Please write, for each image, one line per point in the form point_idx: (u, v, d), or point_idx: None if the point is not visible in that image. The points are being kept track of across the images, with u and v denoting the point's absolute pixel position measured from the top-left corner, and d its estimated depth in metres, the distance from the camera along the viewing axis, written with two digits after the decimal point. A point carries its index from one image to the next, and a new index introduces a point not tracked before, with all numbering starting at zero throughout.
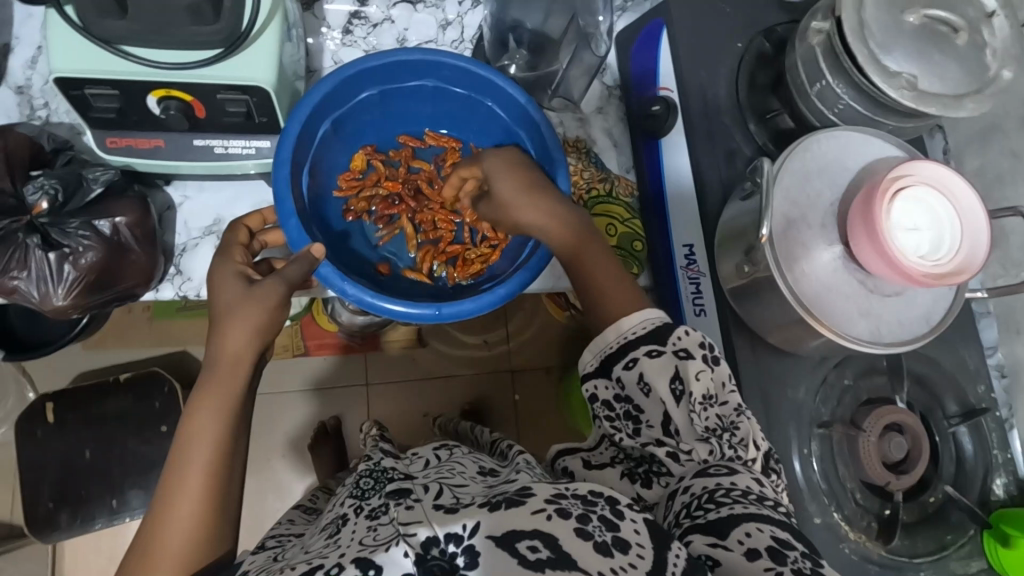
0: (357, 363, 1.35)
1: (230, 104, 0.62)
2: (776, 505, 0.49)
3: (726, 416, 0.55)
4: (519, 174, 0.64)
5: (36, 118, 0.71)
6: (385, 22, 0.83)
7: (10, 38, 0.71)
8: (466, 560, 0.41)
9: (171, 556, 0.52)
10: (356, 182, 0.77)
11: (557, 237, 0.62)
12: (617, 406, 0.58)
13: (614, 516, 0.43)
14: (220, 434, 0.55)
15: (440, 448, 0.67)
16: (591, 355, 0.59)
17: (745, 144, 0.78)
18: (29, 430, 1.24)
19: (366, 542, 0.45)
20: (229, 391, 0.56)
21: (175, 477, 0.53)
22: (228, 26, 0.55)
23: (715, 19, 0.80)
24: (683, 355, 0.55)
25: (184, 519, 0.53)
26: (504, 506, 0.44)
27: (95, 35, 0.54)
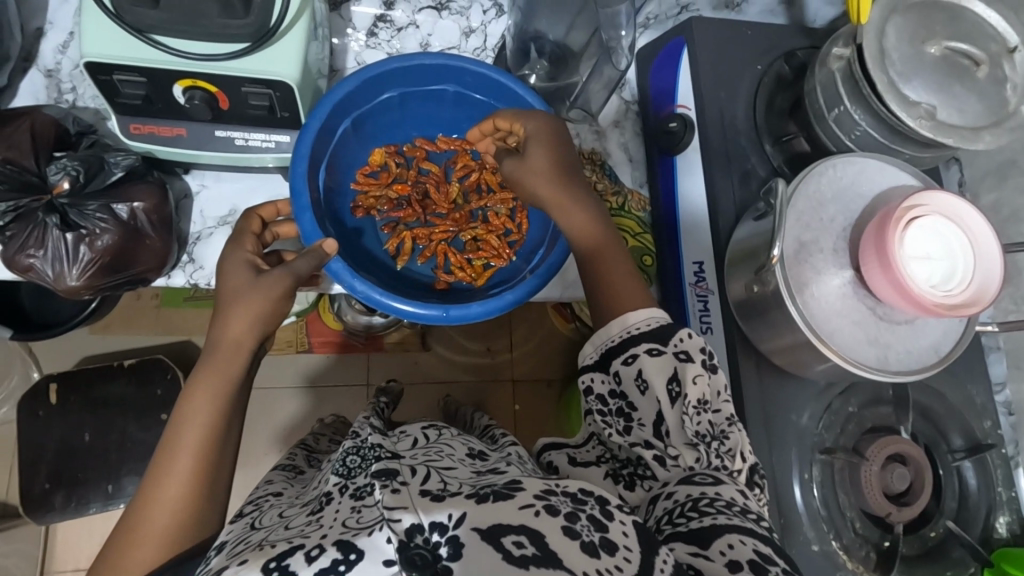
0: (358, 360, 1.36)
1: (253, 97, 0.62)
2: (758, 518, 0.49)
3: (717, 424, 0.55)
4: (552, 148, 0.62)
5: (63, 102, 0.73)
6: (410, 26, 0.84)
7: (44, 22, 0.73)
8: (450, 551, 0.41)
9: (159, 533, 0.53)
10: (372, 179, 0.77)
11: (577, 227, 0.62)
12: (611, 401, 0.58)
13: (603, 517, 0.44)
14: (214, 415, 0.56)
15: (427, 429, 0.68)
16: (592, 347, 0.60)
17: (761, 165, 0.78)
18: (31, 410, 1.25)
19: (349, 524, 0.46)
20: (225, 375, 0.57)
21: (166, 457, 0.54)
22: (257, 20, 0.56)
23: (736, 40, 0.81)
24: (682, 357, 0.56)
25: (173, 496, 0.53)
26: (490, 499, 0.44)
27: (127, 22, 0.55)
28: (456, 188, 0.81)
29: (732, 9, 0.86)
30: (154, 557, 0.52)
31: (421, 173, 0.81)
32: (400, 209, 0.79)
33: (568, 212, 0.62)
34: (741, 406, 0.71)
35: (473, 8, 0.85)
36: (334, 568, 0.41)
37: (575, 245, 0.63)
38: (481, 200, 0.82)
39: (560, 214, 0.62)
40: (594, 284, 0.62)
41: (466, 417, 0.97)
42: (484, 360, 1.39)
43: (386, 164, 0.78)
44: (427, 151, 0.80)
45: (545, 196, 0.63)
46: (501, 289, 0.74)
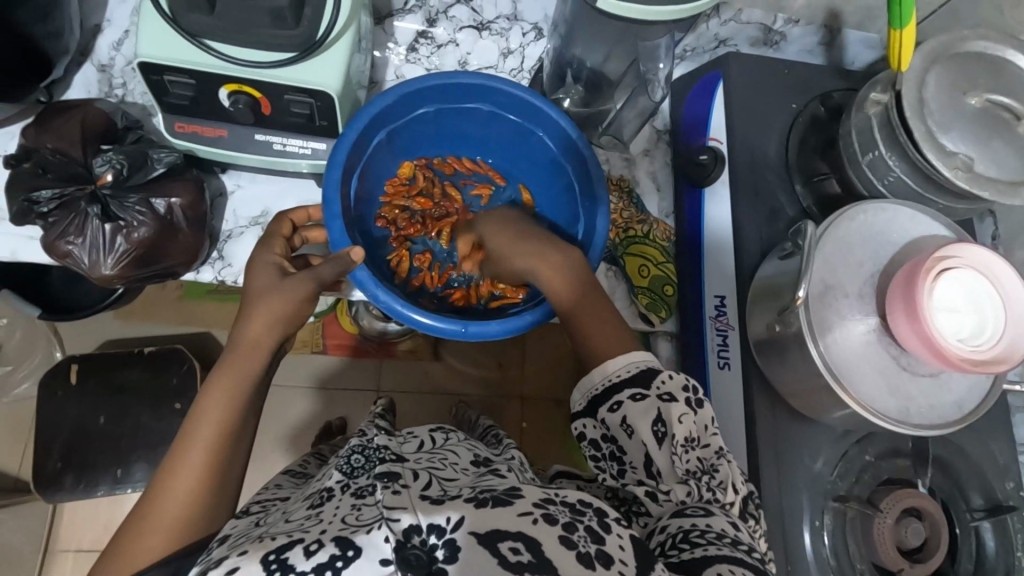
0: (370, 363, 1.37)
1: (295, 105, 0.64)
2: (749, 549, 0.49)
3: (706, 459, 0.55)
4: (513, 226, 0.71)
5: (113, 96, 0.76)
6: (450, 44, 0.86)
7: (102, 19, 0.76)
8: (446, 553, 0.41)
9: (168, 524, 0.53)
10: (400, 190, 0.79)
11: (546, 279, 0.62)
12: (604, 446, 0.58)
13: (601, 529, 0.45)
14: (228, 412, 0.57)
15: (435, 430, 0.70)
16: (580, 394, 0.59)
17: (790, 204, 0.78)
18: (52, 389, 1.28)
19: (348, 520, 0.46)
20: (243, 371, 0.58)
21: (182, 448, 0.55)
22: (305, 32, 0.59)
23: (771, 78, 0.81)
24: (666, 398, 0.55)
25: (184, 488, 0.54)
26: (490, 504, 0.45)
27: (182, 27, 0.57)
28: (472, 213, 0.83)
29: (771, 47, 0.86)
30: (162, 549, 0.53)
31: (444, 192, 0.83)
32: (416, 224, 0.80)
33: (550, 273, 0.62)
34: (754, 445, 0.70)
35: (513, 31, 0.87)
36: (330, 564, 0.41)
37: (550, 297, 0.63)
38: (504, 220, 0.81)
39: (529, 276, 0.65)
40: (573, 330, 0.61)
41: (472, 422, 0.98)
42: (493, 375, 1.39)
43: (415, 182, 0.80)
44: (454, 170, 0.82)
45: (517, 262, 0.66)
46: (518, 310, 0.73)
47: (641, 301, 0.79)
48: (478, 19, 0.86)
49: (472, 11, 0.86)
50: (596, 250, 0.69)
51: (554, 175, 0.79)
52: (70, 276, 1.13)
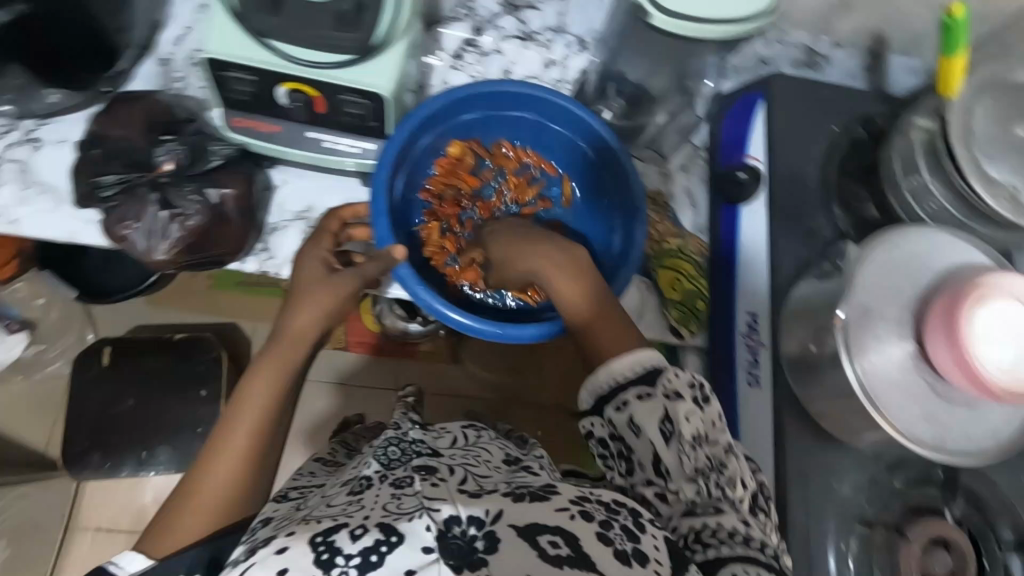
0: (390, 363, 1.39)
1: (349, 105, 0.66)
2: (761, 546, 0.51)
3: (716, 457, 0.53)
4: (510, 235, 0.69)
5: (172, 89, 0.79)
6: (495, 52, 0.88)
7: (166, 15, 0.80)
8: (485, 544, 0.44)
9: (209, 504, 0.57)
10: (449, 170, 0.77)
11: (569, 300, 0.60)
12: (612, 445, 0.58)
13: (636, 529, 0.46)
14: (266, 403, 0.60)
15: (468, 429, 0.73)
16: (587, 394, 0.58)
17: (827, 225, 0.78)
18: (86, 371, 1.34)
19: (389, 508, 0.49)
20: (286, 363, 0.62)
21: (225, 433, 0.59)
22: (363, 36, 0.62)
23: (813, 101, 0.82)
24: (672, 396, 0.54)
25: (222, 475, 0.57)
26: (527, 498, 0.48)
27: (251, 27, 0.61)
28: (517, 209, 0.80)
29: (813, 69, 0.86)
30: (204, 527, 0.56)
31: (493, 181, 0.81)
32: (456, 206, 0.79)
33: (563, 284, 0.60)
34: (782, 464, 0.70)
35: (557, 42, 0.88)
36: (376, 548, 0.44)
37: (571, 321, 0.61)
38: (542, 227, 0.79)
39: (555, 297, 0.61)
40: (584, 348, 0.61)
41: (491, 422, 1.00)
42: (511, 381, 1.39)
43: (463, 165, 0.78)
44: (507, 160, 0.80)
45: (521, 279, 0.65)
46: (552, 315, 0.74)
47: (672, 315, 0.81)
48: (524, 30, 0.88)
49: (518, 22, 0.88)
50: (634, 261, 0.69)
51: (594, 187, 0.80)
52: (109, 259, 1.18)
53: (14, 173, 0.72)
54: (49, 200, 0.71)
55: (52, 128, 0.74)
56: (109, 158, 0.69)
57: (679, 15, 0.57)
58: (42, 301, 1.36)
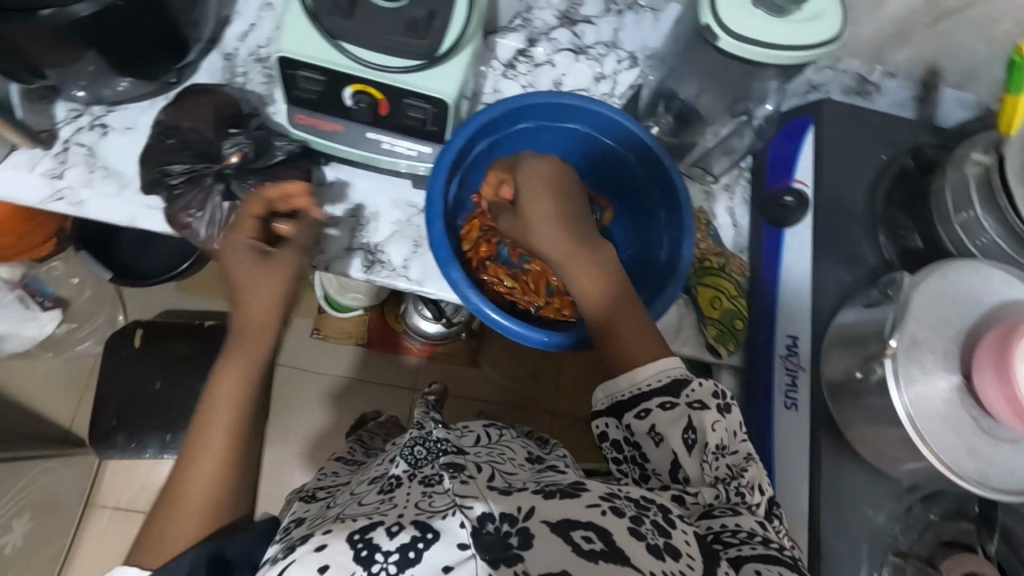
0: (410, 364, 1.41)
1: (412, 109, 0.68)
2: (778, 546, 0.50)
3: (735, 465, 0.56)
4: (550, 186, 0.66)
5: (234, 82, 0.81)
6: (547, 64, 0.89)
7: (233, 12, 0.82)
8: (519, 540, 0.44)
9: (196, 506, 0.56)
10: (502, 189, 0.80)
11: (587, 290, 0.64)
12: (626, 449, 0.60)
13: (666, 524, 0.47)
14: (238, 399, 0.59)
15: (488, 427, 0.74)
16: (603, 395, 0.61)
17: (873, 253, 0.78)
18: (116, 346, 1.40)
19: (422, 506, 0.50)
20: (253, 355, 0.62)
21: (200, 433, 0.58)
22: (432, 42, 0.63)
23: (863, 129, 0.82)
24: (696, 406, 0.56)
25: (209, 475, 0.57)
26: (558, 495, 0.48)
27: (324, 27, 0.62)
28: None
29: (862, 98, 0.86)
30: (193, 532, 0.56)
31: None
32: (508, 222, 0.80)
33: (583, 280, 0.63)
34: (815, 489, 0.70)
35: (609, 57, 0.89)
36: (413, 544, 0.45)
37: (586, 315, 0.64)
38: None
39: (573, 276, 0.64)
40: (601, 351, 0.63)
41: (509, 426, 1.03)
42: (530, 388, 1.41)
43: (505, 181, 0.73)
44: None
45: (547, 236, 0.65)
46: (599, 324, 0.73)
47: (709, 333, 0.81)
48: (577, 43, 0.88)
49: (573, 35, 0.89)
50: (681, 277, 0.70)
51: (641, 202, 0.80)
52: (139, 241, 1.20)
53: (81, 157, 0.74)
54: (113, 184, 0.74)
55: (120, 114, 0.76)
56: (184, 146, 0.71)
57: (747, 40, 0.58)
58: (76, 281, 1.37)
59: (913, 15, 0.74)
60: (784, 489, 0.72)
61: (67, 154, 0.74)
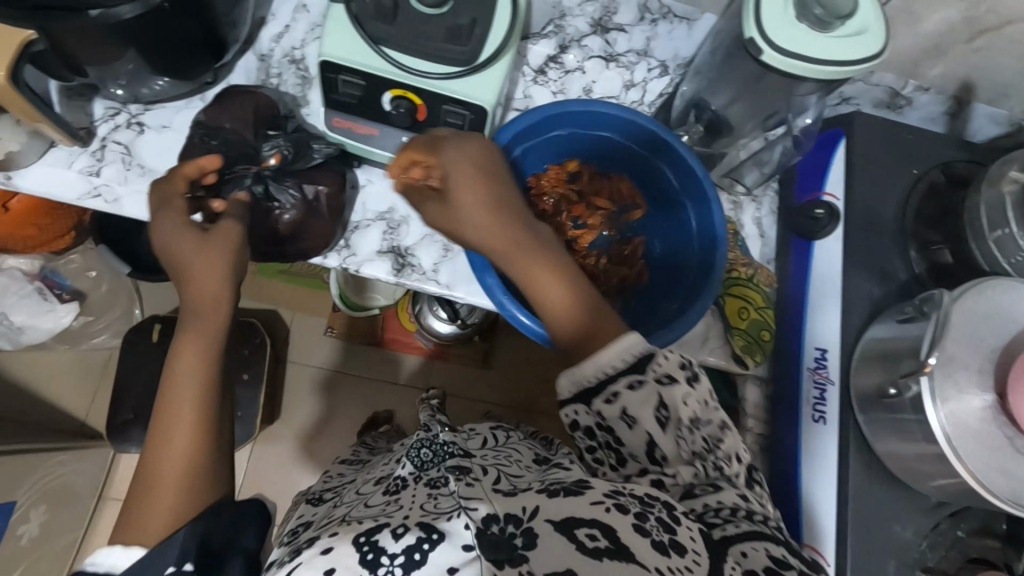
0: (421, 367, 1.45)
1: (450, 115, 0.68)
2: (762, 517, 0.52)
3: (711, 436, 0.53)
4: (479, 171, 0.61)
5: (269, 84, 0.82)
6: (577, 71, 0.90)
7: (267, 13, 0.83)
8: (524, 540, 0.47)
9: (176, 486, 0.55)
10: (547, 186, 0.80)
11: (553, 296, 0.59)
12: (599, 434, 0.56)
13: (671, 521, 0.48)
14: (199, 388, 0.58)
15: (496, 431, 0.81)
16: (568, 382, 0.56)
17: (903, 268, 0.78)
18: (134, 343, 1.39)
19: (428, 508, 0.55)
20: (215, 325, 0.60)
21: (170, 414, 0.57)
22: (473, 49, 0.63)
23: (894, 143, 0.82)
24: (665, 381, 0.53)
25: (179, 464, 0.56)
26: (561, 494, 0.49)
27: (367, 33, 0.63)
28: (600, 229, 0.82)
29: (893, 110, 0.87)
30: (172, 509, 0.55)
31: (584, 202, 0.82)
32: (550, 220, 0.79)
33: (544, 284, 0.59)
34: (844, 504, 0.70)
35: (639, 65, 0.89)
36: (418, 546, 0.49)
37: (548, 315, 0.60)
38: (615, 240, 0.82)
39: (534, 282, 0.59)
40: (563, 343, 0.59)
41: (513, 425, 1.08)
42: (537, 390, 1.44)
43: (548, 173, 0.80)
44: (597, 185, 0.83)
45: (487, 232, 0.60)
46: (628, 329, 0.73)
47: (736, 344, 0.81)
48: (609, 50, 0.88)
49: (604, 43, 0.88)
50: (714, 288, 0.70)
51: (670, 213, 0.80)
52: None
53: (117, 155, 0.75)
54: (149, 182, 0.75)
55: (156, 113, 0.77)
56: (226, 148, 0.70)
57: (791, 56, 0.58)
58: (93, 275, 1.36)
59: (952, 31, 0.73)
60: (810, 502, 0.72)
61: (104, 151, 0.74)
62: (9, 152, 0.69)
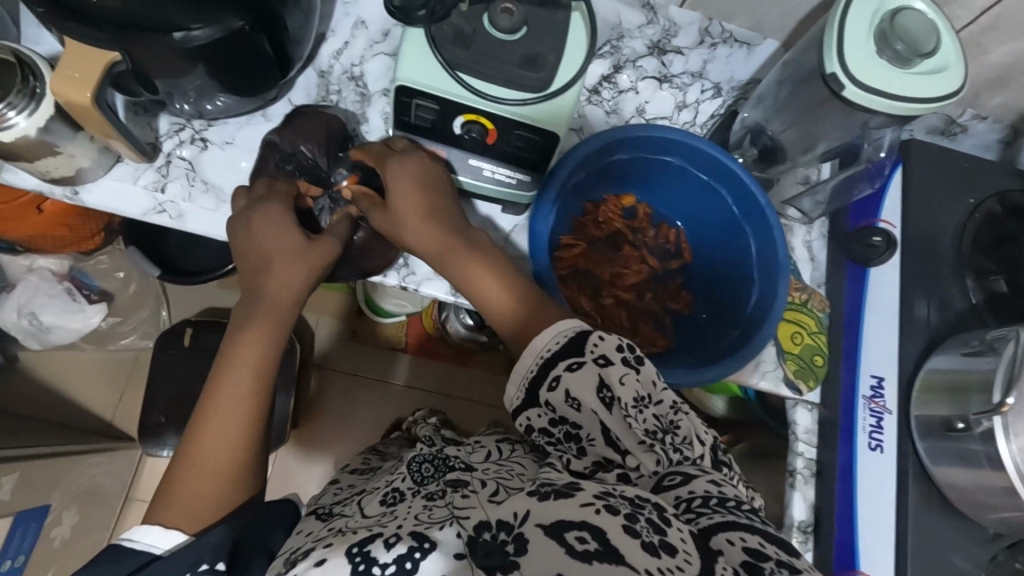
0: (443, 368, 1.46)
1: (520, 140, 0.68)
2: (739, 503, 0.51)
3: (665, 417, 0.57)
4: (419, 181, 0.66)
5: (329, 100, 0.81)
6: (631, 91, 0.87)
7: (327, 29, 0.82)
8: (516, 547, 0.45)
9: (217, 470, 0.58)
10: (600, 215, 0.80)
11: (485, 286, 0.65)
12: (557, 430, 0.58)
13: (661, 522, 0.46)
14: (253, 386, 0.61)
15: (503, 442, 0.72)
16: (517, 388, 0.60)
17: (960, 297, 0.79)
18: (166, 347, 1.39)
19: (420, 518, 0.53)
20: (283, 315, 0.64)
21: (219, 406, 0.59)
22: (546, 76, 0.65)
23: (951, 171, 0.82)
24: (602, 362, 0.57)
25: (225, 454, 0.58)
26: (552, 496, 0.47)
27: (443, 57, 0.63)
28: (648, 264, 0.83)
29: (947, 137, 0.87)
30: (218, 490, 0.58)
31: (636, 236, 0.83)
32: (601, 249, 0.81)
33: (486, 286, 0.65)
34: (903, 535, 0.72)
35: (693, 87, 0.88)
36: (410, 555, 0.48)
37: (487, 307, 0.65)
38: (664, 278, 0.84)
39: (464, 273, 0.65)
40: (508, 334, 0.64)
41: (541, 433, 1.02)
42: None
43: (611, 204, 0.81)
44: (645, 221, 0.84)
45: (422, 237, 0.65)
46: (690, 362, 0.74)
47: (788, 368, 0.80)
48: (664, 71, 0.87)
49: (660, 64, 0.87)
50: (776, 316, 0.71)
51: (729, 238, 0.80)
52: (187, 240, 1.16)
53: (182, 171, 0.75)
54: (212, 199, 0.75)
55: (220, 129, 0.77)
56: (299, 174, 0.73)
57: (872, 91, 0.58)
58: (121, 275, 1.35)
59: (1020, 63, 0.73)
60: (870, 531, 0.73)
61: (169, 167, 0.75)
62: (78, 169, 0.69)
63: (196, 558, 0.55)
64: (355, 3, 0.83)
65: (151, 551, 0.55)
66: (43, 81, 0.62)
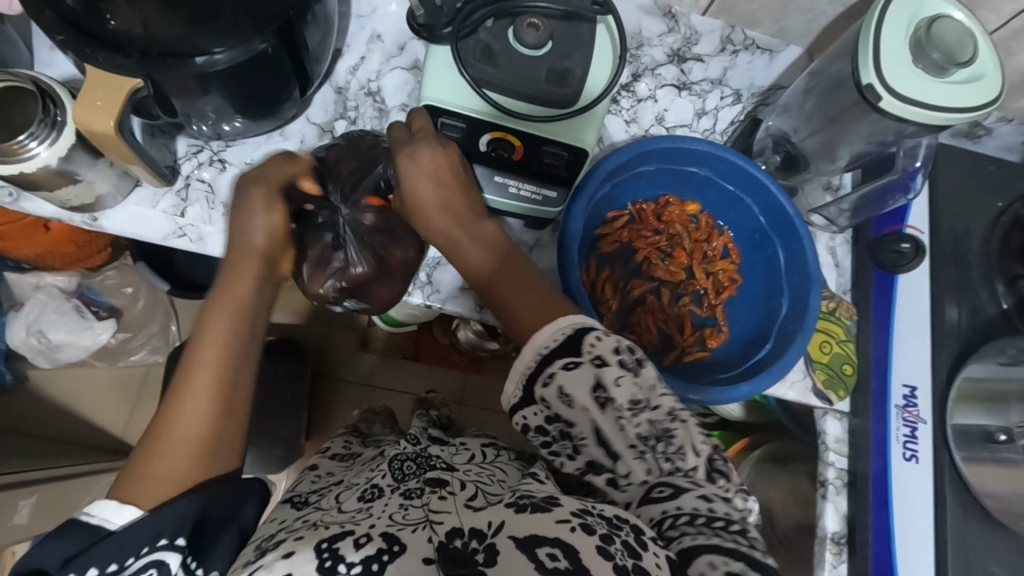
0: (456, 375, 1.44)
1: (548, 156, 0.68)
2: (727, 524, 0.49)
3: (659, 422, 0.52)
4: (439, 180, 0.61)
5: (346, 117, 0.80)
6: (649, 99, 0.83)
7: (342, 44, 0.80)
8: (486, 557, 0.45)
9: (182, 442, 0.54)
10: (646, 219, 0.78)
11: (469, 257, 0.61)
12: (551, 428, 0.54)
13: (638, 545, 0.45)
14: (218, 359, 0.56)
15: (487, 446, 0.70)
16: (513, 385, 0.56)
17: (990, 301, 0.78)
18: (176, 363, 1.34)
19: (395, 517, 0.52)
20: (243, 293, 0.60)
21: (187, 379, 0.55)
22: (575, 90, 0.64)
23: (977, 174, 0.82)
24: (598, 363, 0.52)
25: (189, 425, 0.54)
26: (529, 510, 0.47)
27: (471, 76, 0.63)
28: (700, 271, 0.79)
29: (970, 139, 0.85)
30: (181, 466, 0.53)
31: (695, 240, 0.79)
32: (645, 257, 0.78)
33: (501, 286, 0.59)
34: (942, 545, 0.71)
35: (712, 93, 0.85)
36: (378, 556, 0.47)
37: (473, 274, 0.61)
38: (713, 279, 0.79)
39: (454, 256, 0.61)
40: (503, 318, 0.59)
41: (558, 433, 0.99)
42: None
43: (666, 206, 0.78)
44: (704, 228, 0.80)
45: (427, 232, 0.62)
46: (727, 377, 0.73)
47: (817, 377, 0.78)
48: (683, 79, 0.84)
49: (679, 71, 0.84)
50: (808, 326, 0.70)
51: (755, 250, 0.80)
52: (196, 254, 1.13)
53: (201, 194, 0.74)
54: None
55: (238, 149, 0.76)
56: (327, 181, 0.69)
57: (911, 102, 0.57)
58: (129, 290, 1.32)
59: None
60: (908, 542, 0.72)
61: (189, 190, 0.73)
62: (98, 196, 0.68)
63: (156, 531, 0.52)
64: (370, 17, 0.81)
65: (106, 526, 0.51)
66: (62, 109, 0.62)
